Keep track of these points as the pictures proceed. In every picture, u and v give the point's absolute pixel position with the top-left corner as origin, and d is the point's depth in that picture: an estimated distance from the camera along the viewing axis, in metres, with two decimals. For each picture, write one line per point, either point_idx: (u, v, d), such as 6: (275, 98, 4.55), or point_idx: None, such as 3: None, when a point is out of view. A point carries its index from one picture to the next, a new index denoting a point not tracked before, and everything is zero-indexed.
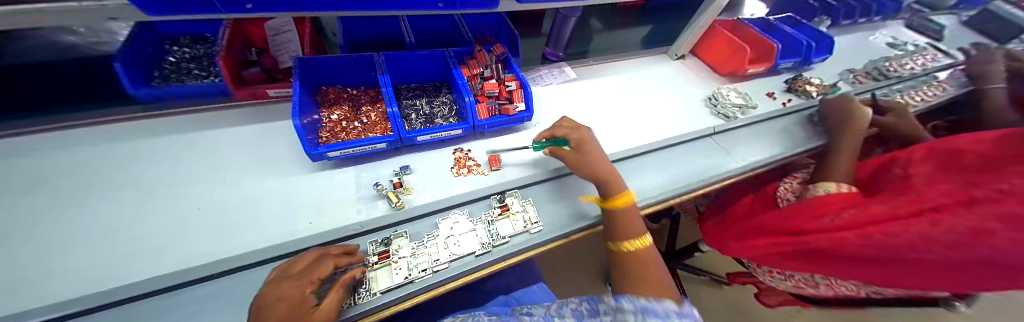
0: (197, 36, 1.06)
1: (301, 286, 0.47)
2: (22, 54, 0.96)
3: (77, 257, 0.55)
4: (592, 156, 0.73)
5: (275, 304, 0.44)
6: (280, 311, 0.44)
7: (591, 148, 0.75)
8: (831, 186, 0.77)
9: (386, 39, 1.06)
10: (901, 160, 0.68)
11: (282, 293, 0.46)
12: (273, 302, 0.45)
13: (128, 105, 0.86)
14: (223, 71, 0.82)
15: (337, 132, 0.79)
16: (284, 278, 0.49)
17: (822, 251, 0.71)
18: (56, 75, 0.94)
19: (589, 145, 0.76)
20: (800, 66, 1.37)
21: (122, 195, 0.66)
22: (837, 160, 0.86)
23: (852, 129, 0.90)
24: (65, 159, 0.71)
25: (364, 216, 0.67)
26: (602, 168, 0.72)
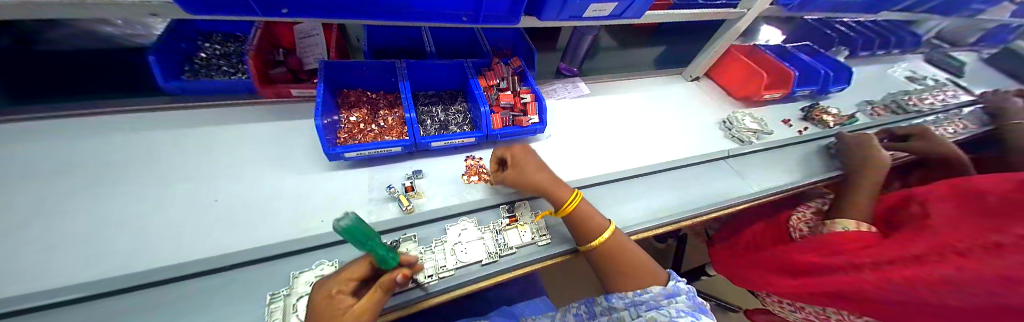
0: (227, 34, 1.11)
1: (340, 286, 0.45)
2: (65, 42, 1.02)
3: (88, 243, 0.56)
4: (527, 170, 0.69)
5: (322, 310, 0.43)
6: (323, 310, 0.43)
7: (524, 162, 0.72)
8: (849, 223, 0.74)
9: (407, 45, 1.09)
10: (924, 197, 0.66)
11: (333, 297, 0.44)
12: (315, 308, 0.44)
13: (158, 96, 0.90)
14: (250, 69, 0.85)
15: (354, 133, 0.80)
16: (337, 272, 0.48)
17: (835, 288, 0.67)
18: (94, 63, 0.99)
19: (523, 159, 0.72)
20: (816, 95, 1.36)
21: (144, 182, 0.68)
22: (856, 193, 0.84)
23: (873, 162, 0.88)
24: (96, 144, 0.74)
25: (374, 218, 0.68)
26: (539, 180, 0.68)
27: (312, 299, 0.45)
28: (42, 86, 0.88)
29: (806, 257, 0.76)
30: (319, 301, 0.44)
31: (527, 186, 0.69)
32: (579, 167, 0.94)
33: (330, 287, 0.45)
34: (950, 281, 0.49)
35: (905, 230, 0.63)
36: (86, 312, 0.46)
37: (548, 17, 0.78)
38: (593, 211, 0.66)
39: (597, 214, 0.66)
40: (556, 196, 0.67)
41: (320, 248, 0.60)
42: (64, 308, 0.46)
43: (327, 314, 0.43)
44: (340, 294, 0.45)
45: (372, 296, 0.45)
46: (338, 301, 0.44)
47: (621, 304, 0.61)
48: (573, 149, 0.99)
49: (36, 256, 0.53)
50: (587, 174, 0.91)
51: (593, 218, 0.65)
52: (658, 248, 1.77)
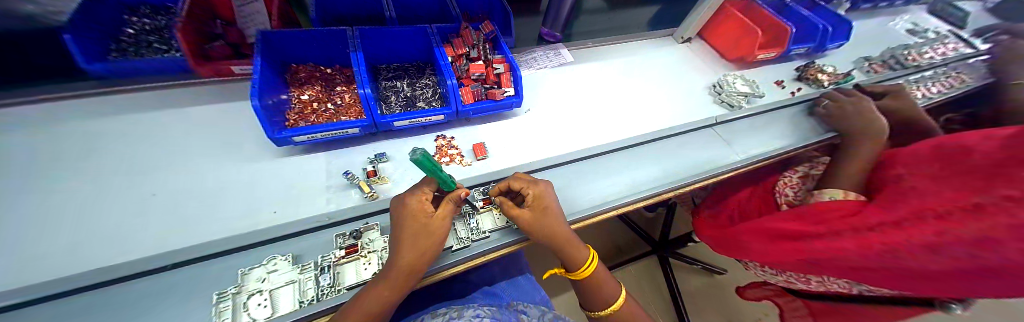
0: (158, 6, 0.97)
1: (424, 195, 0.53)
2: None
3: (9, 248, 0.51)
4: (546, 226, 0.57)
5: (411, 213, 0.51)
6: (414, 216, 0.51)
7: (549, 206, 0.58)
8: (838, 191, 0.71)
9: (364, 12, 0.96)
10: (911, 157, 0.63)
11: (422, 205, 0.52)
12: (403, 212, 0.52)
13: (81, 81, 0.78)
14: (181, 45, 0.74)
15: (306, 114, 0.73)
16: (415, 189, 0.55)
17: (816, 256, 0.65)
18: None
19: (549, 202, 0.59)
20: (812, 53, 1.29)
21: (70, 177, 0.61)
22: (845, 155, 0.80)
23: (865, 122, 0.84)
24: (8, 138, 0.65)
25: (333, 207, 0.63)
26: (562, 232, 0.58)
27: (401, 208, 0.52)
28: None
29: (786, 224, 0.74)
30: (406, 206, 0.52)
31: (546, 236, 0.57)
32: (558, 141, 0.89)
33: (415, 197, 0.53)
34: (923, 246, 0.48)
35: (887, 192, 0.60)
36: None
37: None
38: (606, 276, 0.65)
39: (610, 279, 0.65)
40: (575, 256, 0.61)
41: (268, 243, 0.55)
42: None
43: (414, 218, 0.51)
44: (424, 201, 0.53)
45: (445, 208, 0.53)
46: (423, 207, 0.52)
47: None
48: (553, 122, 0.93)
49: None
50: (566, 149, 0.86)
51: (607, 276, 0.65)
52: (647, 217, 1.78)
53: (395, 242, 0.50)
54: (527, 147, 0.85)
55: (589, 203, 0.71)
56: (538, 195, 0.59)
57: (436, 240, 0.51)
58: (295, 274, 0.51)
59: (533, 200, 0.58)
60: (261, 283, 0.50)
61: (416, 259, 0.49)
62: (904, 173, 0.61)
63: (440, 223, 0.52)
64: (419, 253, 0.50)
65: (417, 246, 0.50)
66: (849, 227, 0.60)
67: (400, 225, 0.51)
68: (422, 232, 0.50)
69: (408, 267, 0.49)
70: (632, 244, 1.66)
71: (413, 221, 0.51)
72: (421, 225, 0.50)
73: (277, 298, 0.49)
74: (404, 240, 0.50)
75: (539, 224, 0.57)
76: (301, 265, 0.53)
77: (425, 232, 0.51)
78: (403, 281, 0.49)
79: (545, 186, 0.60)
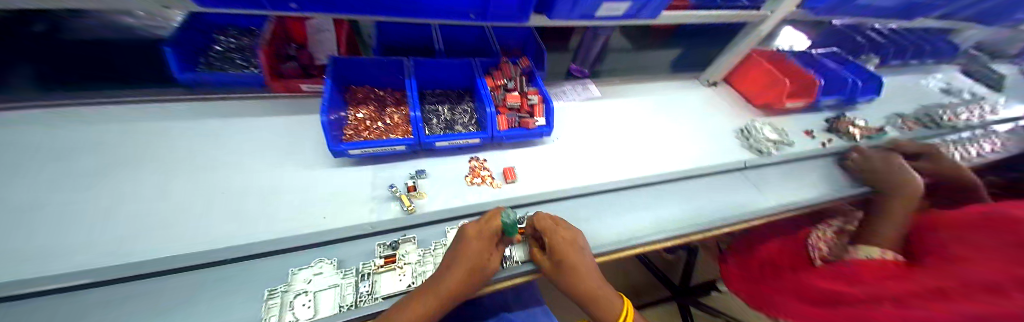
0: (242, 28, 1.10)
1: (491, 237, 0.56)
2: (77, 31, 1.00)
3: (99, 230, 0.57)
4: (565, 279, 0.57)
5: (475, 250, 0.54)
6: (472, 251, 0.54)
7: (571, 262, 0.56)
8: (874, 250, 0.69)
9: (415, 44, 1.08)
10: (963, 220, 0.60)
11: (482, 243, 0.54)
12: (466, 246, 0.54)
13: (173, 87, 0.90)
14: (262, 63, 0.85)
15: (359, 130, 0.80)
16: (481, 225, 0.57)
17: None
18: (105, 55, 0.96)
19: (568, 256, 0.56)
20: (842, 105, 1.29)
21: (153, 170, 0.69)
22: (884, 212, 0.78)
23: (903, 181, 0.82)
24: (108, 132, 0.75)
25: (375, 217, 0.67)
26: (589, 285, 0.57)
27: (464, 240, 0.55)
28: (55, 76, 0.87)
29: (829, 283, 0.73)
30: (470, 242, 0.54)
31: (565, 283, 0.58)
32: (586, 174, 0.91)
33: (477, 234, 0.56)
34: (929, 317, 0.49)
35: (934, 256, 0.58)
36: (84, 300, 0.46)
37: (558, 17, 0.77)
38: None
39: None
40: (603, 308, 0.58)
41: (315, 246, 0.58)
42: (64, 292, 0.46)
43: (478, 256, 0.53)
44: (490, 243, 0.56)
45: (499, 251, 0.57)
46: (487, 247, 0.55)
47: None
48: (580, 154, 0.96)
49: (37, 243, 0.53)
50: (594, 181, 0.88)
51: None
52: (668, 259, 1.72)
53: (447, 266, 0.53)
54: (556, 176, 0.88)
55: (617, 236, 0.71)
56: (553, 248, 0.56)
57: (487, 277, 0.55)
58: (337, 279, 0.54)
59: (554, 254, 0.56)
60: (306, 284, 0.52)
61: (462, 286, 0.52)
62: (945, 240, 0.60)
63: (496, 264, 0.56)
64: (462, 281, 0.52)
65: (472, 281, 0.53)
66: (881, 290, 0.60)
67: (459, 257, 0.53)
68: (482, 271, 0.53)
69: (453, 292, 0.52)
70: (651, 286, 1.59)
71: (475, 256, 0.53)
72: (480, 264, 0.53)
73: (319, 300, 0.51)
74: (458, 271, 0.52)
75: (559, 277, 0.58)
76: (344, 270, 0.55)
77: (476, 267, 0.53)
78: (445, 300, 0.52)
79: (570, 241, 0.58)
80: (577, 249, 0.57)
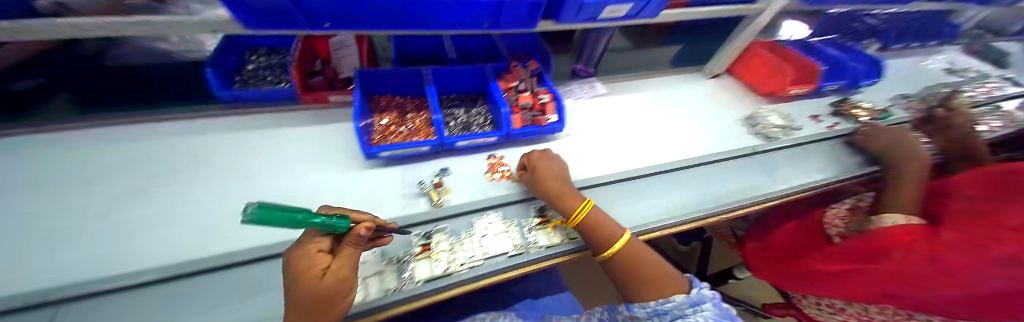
0: (271, 48, 1.16)
1: (315, 246, 0.45)
2: None
3: (160, 235, 0.61)
4: (535, 176, 0.73)
5: (298, 268, 0.43)
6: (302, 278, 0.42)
7: (543, 165, 0.74)
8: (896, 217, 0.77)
9: (428, 54, 1.13)
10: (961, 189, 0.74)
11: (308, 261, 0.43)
12: (294, 271, 0.43)
13: (212, 103, 0.95)
14: (293, 78, 0.92)
15: (387, 135, 0.85)
16: (306, 239, 0.46)
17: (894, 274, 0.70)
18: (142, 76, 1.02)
19: (538, 162, 0.75)
20: (847, 89, 1.31)
21: (200, 178, 0.73)
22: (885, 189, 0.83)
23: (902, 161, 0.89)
24: (155, 147, 0.80)
25: (408, 212, 0.72)
26: (558, 191, 0.69)
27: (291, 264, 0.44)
28: (97, 99, 0.92)
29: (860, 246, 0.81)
30: (295, 266, 0.43)
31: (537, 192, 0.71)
32: (599, 165, 0.94)
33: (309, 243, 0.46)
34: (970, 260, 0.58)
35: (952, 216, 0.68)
36: (151, 296, 0.49)
37: (565, 19, 0.80)
38: (608, 221, 0.65)
39: (613, 225, 0.65)
40: (565, 204, 0.67)
41: None
42: (131, 290, 0.49)
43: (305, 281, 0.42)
44: (316, 254, 0.44)
45: (340, 259, 0.45)
46: (313, 259, 0.43)
47: (643, 314, 0.63)
48: (592, 147, 0.99)
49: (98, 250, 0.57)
50: (608, 171, 0.91)
51: (605, 222, 0.65)
52: (680, 250, 1.72)
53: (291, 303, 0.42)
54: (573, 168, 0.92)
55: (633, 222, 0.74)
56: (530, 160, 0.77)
57: (331, 298, 0.43)
58: (380, 266, 0.58)
59: (530, 164, 0.76)
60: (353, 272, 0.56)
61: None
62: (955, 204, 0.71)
63: (334, 279, 0.43)
64: (312, 321, 0.42)
65: (301, 313, 0.41)
66: (907, 249, 0.68)
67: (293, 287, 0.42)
68: (312, 294, 0.41)
69: None
70: None
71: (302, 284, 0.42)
72: (315, 290, 0.41)
73: (366, 287, 0.55)
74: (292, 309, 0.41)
75: (531, 180, 0.74)
76: (386, 258, 0.59)
77: (316, 296, 0.42)
78: None
79: (547, 156, 0.77)
80: (549, 159, 0.76)
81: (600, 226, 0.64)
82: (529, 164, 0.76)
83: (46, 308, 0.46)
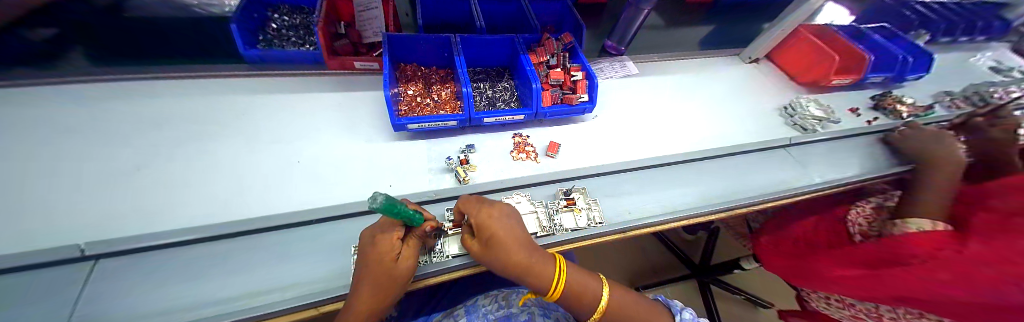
0: (294, 6, 1.09)
1: (394, 233, 0.46)
2: None
3: (184, 196, 0.60)
4: (490, 255, 0.48)
5: (377, 252, 0.45)
6: (373, 263, 0.45)
7: (498, 239, 0.48)
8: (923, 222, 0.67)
9: (456, 20, 1.08)
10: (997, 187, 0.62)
11: (384, 248, 0.45)
12: (367, 255, 0.45)
13: (236, 63, 0.92)
14: (321, 41, 0.86)
15: (413, 106, 0.82)
16: (383, 225, 0.48)
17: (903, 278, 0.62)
18: (155, 31, 0.97)
19: (492, 233, 0.48)
20: (889, 82, 1.25)
21: (221, 141, 0.71)
22: (924, 188, 0.77)
23: (940, 156, 0.81)
24: (174, 106, 0.77)
25: (434, 186, 0.70)
26: (519, 261, 0.47)
27: (366, 247, 0.46)
28: (112, 52, 0.89)
29: (876, 249, 0.72)
30: (367, 252, 0.45)
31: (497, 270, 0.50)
32: (628, 150, 0.91)
33: (387, 227, 0.47)
34: (988, 269, 0.49)
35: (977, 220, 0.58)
36: (179, 257, 0.48)
37: None
38: (584, 277, 0.53)
39: (589, 277, 0.53)
40: (535, 282, 0.49)
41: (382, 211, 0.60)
42: (161, 249, 0.49)
43: (377, 264, 0.44)
44: (394, 241, 0.46)
45: (410, 246, 0.48)
46: (394, 246, 0.46)
47: None
48: (620, 131, 0.95)
49: (124, 208, 0.57)
50: (635, 156, 0.88)
51: (584, 280, 0.52)
52: (687, 239, 1.70)
53: (356, 283, 0.45)
54: (599, 151, 0.89)
55: (662, 208, 0.72)
56: (479, 226, 0.49)
57: (399, 281, 0.46)
58: None
59: (479, 232, 0.49)
60: None
61: (372, 308, 0.45)
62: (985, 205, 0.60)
63: (406, 265, 0.46)
64: (376, 300, 0.45)
65: (373, 290, 0.44)
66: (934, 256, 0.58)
67: (361, 270, 0.45)
68: (385, 277, 0.45)
69: (366, 316, 0.45)
70: (673, 265, 1.59)
71: (374, 267, 0.44)
72: (383, 272, 0.44)
73: None
74: (360, 289, 0.44)
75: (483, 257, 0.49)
76: None
77: (385, 278, 0.45)
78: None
79: (503, 213, 0.51)
80: (507, 219, 0.51)
81: (581, 291, 0.51)
82: (479, 231, 0.49)
83: (86, 262, 0.46)
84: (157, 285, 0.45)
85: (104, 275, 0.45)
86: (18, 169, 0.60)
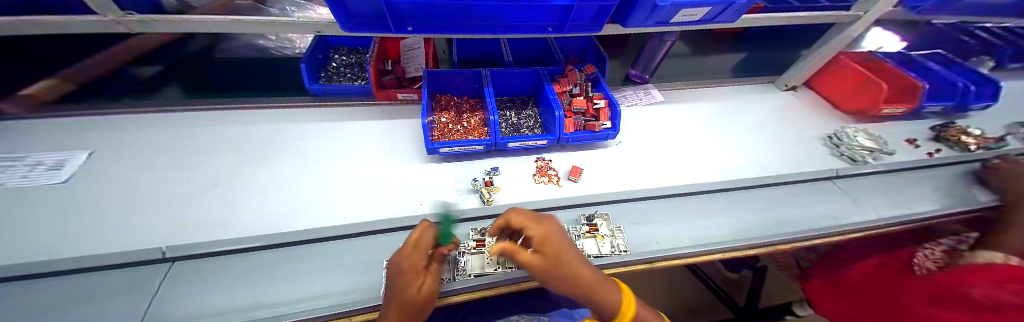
0: (351, 47, 1.25)
1: (416, 257, 0.46)
2: (224, 51, 1.22)
3: (243, 209, 0.68)
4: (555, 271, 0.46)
5: (402, 275, 0.44)
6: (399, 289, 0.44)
7: (564, 254, 0.46)
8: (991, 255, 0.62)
9: (487, 56, 1.18)
10: None
11: (409, 271, 0.44)
12: (392, 279, 0.45)
13: (300, 96, 1.05)
14: (371, 77, 0.97)
15: (444, 132, 0.89)
16: (404, 249, 0.47)
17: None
18: (237, 68, 1.15)
19: (557, 248, 0.47)
20: (950, 111, 1.15)
21: (279, 161, 0.80)
22: (1008, 230, 0.68)
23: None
24: (244, 130, 0.90)
25: (460, 206, 0.73)
26: (571, 263, 0.46)
27: (391, 270, 0.45)
28: (203, 86, 1.06)
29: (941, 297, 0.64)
30: (393, 276, 0.45)
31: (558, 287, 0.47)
32: (653, 177, 0.89)
33: (410, 250, 0.47)
34: None
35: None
36: (236, 262, 0.54)
37: (631, 24, 0.76)
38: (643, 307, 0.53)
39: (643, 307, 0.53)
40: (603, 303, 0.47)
41: (410, 229, 0.63)
42: (223, 255, 0.54)
43: (403, 289, 0.44)
44: (417, 265, 0.45)
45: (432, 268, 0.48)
46: (416, 269, 0.45)
47: None
48: (644, 158, 0.95)
49: (196, 217, 0.65)
50: (663, 184, 0.86)
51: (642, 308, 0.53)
52: (730, 278, 1.54)
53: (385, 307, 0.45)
54: (624, 177, 0.88)
55: (692, 239, 0.68)
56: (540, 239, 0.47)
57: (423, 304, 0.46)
58: None
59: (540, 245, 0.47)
60: None
61: None
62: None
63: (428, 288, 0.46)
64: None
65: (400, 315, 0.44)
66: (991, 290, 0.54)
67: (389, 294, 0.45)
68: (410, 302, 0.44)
69: None
70: (710, 305, 1.45)
71: (399, 293, 0.44)
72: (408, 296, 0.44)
73: None
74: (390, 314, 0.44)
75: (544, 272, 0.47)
76: None
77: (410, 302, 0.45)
78: None
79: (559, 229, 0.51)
80: (564, 235, 0.50)
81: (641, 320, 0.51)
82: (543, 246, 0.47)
83: (163, 263, 0.52)
84: (215, 287, 0.50)
85: (176, 274, 0.51)
86: (123, 181, 0.72)
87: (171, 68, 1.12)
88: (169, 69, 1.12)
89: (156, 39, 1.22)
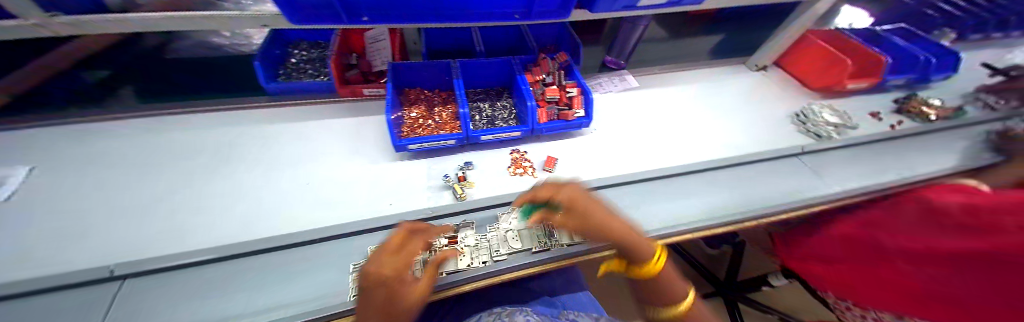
0: (312, 41, 1.20)
1: (402, 260, 0.42)
2: (176, 51, 1.14)
3: (202, 219, 0.65)
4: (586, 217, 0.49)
5: (387, 282, 0.39)
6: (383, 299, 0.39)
7: (592, 206, 0.50)
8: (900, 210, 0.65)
9: (458, 47, 1.15)
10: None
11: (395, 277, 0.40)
12: (371, 290, 0.39)
13: (258, 96, 1.01)
14: (332, 72, 0.94)
15: (415, 128, 0.86)
16: (384, 258, 0.42)
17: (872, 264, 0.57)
18: (192, 70, 1.09)
19: (584, 201, 0.50)
20: (912, 83, 1.19)
21: (240, 167, 0.77)
22: None
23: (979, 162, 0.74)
24: (202, 135, 0.85)
25: (432, 203, 0.72)
26: (600, 214, 0.49)
27: (370, 280, 0.39)
28: (154, 90, 1.00)
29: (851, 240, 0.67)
30: (373, 287, 0.39)
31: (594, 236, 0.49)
32: (628, 163, 0.89)
33: (391, 255, 0.43)
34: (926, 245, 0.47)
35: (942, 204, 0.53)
36: (192, 276, 0.51)
37: (599, 9, 0.75)
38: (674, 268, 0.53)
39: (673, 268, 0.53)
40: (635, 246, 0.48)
41: (379, 230, 0.62)
42: (178, 270, 0.52)
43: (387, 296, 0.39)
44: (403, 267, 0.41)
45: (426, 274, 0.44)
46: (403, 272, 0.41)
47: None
48: (619, 144, 0.95)
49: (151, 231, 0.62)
50: (637, 169, 0.87)
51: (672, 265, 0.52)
52: (711, 254, 1.59)
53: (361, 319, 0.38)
54: (599, 164, 0.88)
55: (664, 221, 0.69)
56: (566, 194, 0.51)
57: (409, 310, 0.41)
58: None
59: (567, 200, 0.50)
60: None
61: None
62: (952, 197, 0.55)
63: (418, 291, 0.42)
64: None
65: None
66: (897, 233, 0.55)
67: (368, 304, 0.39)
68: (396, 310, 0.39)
69: None
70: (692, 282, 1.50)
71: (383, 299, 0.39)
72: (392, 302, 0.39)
73: None
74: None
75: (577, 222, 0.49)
76: None
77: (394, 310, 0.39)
78: None
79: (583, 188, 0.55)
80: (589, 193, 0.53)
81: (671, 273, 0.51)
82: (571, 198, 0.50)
83: (113, 282, 0.50)
84: (168, 305, 0.47)
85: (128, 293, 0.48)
86: (68, 197, 0.68)
87: (118, 73, 1.05)
88: (116, 74, 1.04)
89: (99, 41, 1.14)
